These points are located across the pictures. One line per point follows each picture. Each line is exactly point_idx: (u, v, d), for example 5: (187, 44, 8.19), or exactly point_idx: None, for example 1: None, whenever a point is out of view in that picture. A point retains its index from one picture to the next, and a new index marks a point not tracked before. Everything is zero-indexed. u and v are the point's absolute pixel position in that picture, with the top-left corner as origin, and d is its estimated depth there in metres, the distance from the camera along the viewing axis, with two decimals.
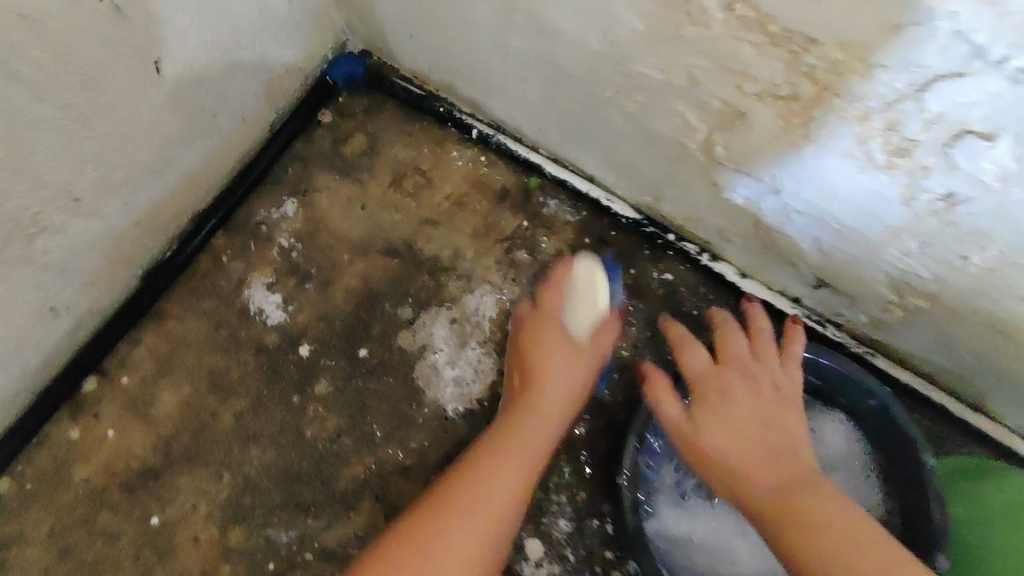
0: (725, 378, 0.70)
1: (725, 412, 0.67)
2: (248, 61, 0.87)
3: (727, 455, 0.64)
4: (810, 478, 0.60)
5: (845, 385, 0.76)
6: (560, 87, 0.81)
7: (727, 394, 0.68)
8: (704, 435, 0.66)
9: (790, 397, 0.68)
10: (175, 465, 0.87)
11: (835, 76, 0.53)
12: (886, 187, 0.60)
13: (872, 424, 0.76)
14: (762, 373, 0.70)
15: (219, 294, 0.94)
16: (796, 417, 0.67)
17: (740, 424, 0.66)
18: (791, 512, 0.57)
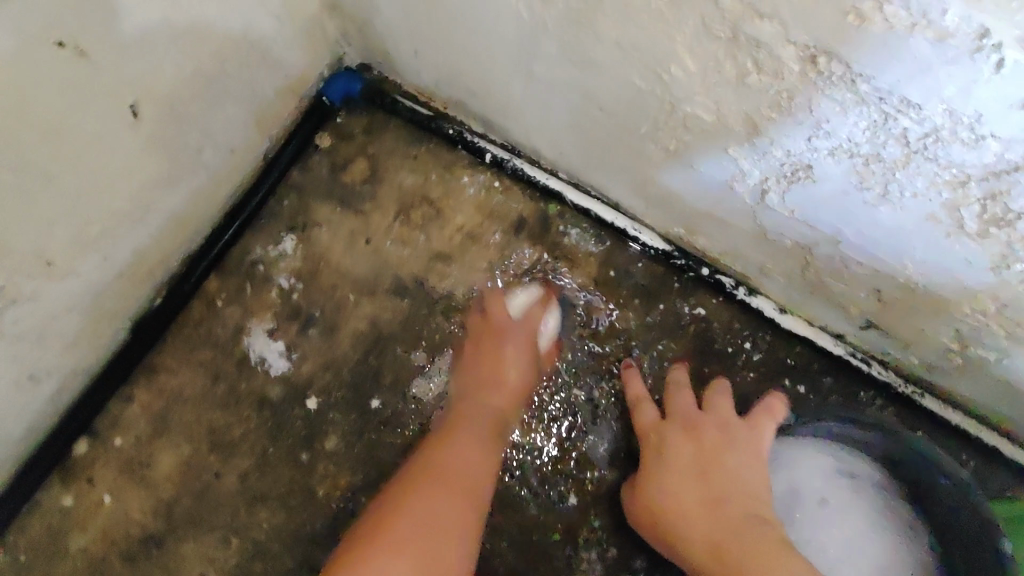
0: (666, 435, 0.77)
1: (658, 469, 0.74)
2: (235, 89, 0.77)
3: (670, 513, 0.70)
4: (741, 521, 0.65)
5: (911, 456, 0.70)
6: (588, 116, 0.73)
7: (665, 453, 0.75)
8: (652, 498, 0.73)
9: (731, 445, 0.73)
10: (177, 531, 0.81)
11: (933, 142, 0.46)
12: (974, 253, 0.53)
13: (942, 503, 0.69)
14: (705, 428, 0.76)
15: (216, 343, 0.87)
16: (735, 464, 0.71)
17: (676, 488, 0.72)
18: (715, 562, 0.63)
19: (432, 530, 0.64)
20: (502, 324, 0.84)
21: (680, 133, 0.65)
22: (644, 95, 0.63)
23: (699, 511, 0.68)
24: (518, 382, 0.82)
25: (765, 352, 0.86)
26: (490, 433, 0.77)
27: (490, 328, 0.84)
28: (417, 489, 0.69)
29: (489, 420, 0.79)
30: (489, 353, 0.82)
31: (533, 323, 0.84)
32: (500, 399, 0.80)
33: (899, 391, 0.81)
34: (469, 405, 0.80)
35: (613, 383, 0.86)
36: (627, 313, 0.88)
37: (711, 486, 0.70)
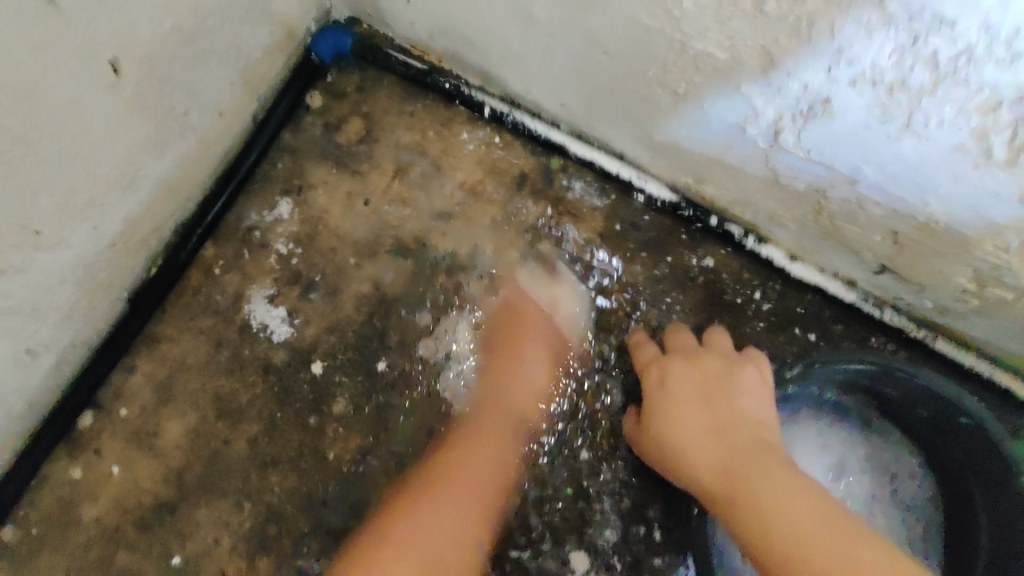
0: (666, 365, 0.75)
1: (662, 400, 0.71)
2: (219, 45, 0.74)
3: (677, 442, 0.68)
4: (760, 457, 0.62)
5: (931, 402, 0.69)
6: (592, 61, 0.70)
7: (665, 382, 0.73)
8: (661, 431, 0.70)
9: (736, 379, 0.71)
10: (189, 498, 0.80)
11: (965, 64, 0.44)
12: (1001, 185, 0.51)
13: (957, 437, 0.69)
14: (706, 359, 0.74)
15: (216, 310, 0.85)
16: (742, 397, 0.69)
17: (681, 415, 0.69)
18: (731, 488, 0.60)
19: (439, 527, 0.68)
20: (526, 309, 0.85)
21: (690, 72, 0.62)
22: (650, 33, 0.60)
23: (707, 442, 0.66)
24: (542, 319, 0.85)
25: (776, 301, 0.85)
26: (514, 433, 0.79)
27: (537, 320, 0.85)
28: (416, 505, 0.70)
29: (516, 418, 0.80)
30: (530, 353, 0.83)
31: (529, 304, 0.86)
32: (523, 395, 0.81)
33: (912, 336, 0.80)
34: (497, 397, 0.81)
35: (623, 337, 0.85)
36: (635, 267, 0.86)
37: (714, 417, 0.68)
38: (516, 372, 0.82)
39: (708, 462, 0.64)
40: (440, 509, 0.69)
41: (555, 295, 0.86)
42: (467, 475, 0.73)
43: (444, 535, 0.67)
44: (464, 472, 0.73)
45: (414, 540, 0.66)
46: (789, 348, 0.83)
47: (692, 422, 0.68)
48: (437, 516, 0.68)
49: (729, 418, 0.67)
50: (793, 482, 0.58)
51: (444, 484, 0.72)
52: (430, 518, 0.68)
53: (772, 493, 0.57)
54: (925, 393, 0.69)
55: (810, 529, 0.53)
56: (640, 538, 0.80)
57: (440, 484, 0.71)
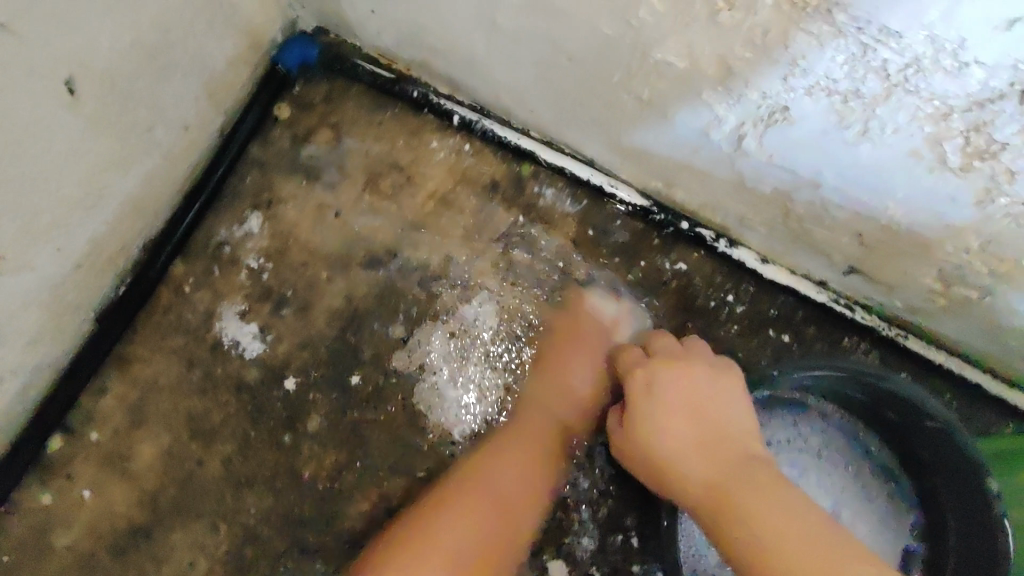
0: (652, 370, 0.72)
1: (648, 410, 0.68)
2: (181, 61, 0.73)
3: (669, 455, 0.65)
4: (752, 475, 0.61)
5: (897, 403, 0.69)
6: (557, 70, 0.70)
7: (653, 388, 0.70)
8: (647, 442, 0.67)
9: (725, 387, 0.69)
10: (165, 521, 0.79)
11: (915, 72, 0.44)
12: (957, 189, 0.51)
13: (922, 437, 0.70)
14: (692, 362, 0.72)
15: (187, 329, 0.84)
16: (730, 408, 0.67)
17: (670, 427, 0.66)
18: (724, 502, 0.59)
19: (455, 531, 0.69)
20: (584, 331, 0.82)
21: (652, 81, 0.62)
22: (612, 44, 0.60)
23: (696, 452, 0.64)
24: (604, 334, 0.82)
25: (748, 304, 0.85)
26: (555, 447, 0.78)
27: (583, 333, 0.82)
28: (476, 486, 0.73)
29: (550, 427, 0.78)
30: (574, 362, 0.80)
31: (590, 321, 0.83)
32: (582, 374, 0.80)
33: (883, 334, 0.81)
34: (548, 401, 0.79)
35: None
36: (608, 273, 0.86)
37: (704, 422, 0.66)
38: (563, 354, 0.81)
39: (698, 470, 0.63)
40: (484, 489, 0.72)
41: (530, 303, 0.86)
42: (517, 463, 0.75)
43: (458, 537, 0.68)
44: (507, 483, 0.73)
45: (448, 533, 0.68)
46: (761, 349, 0.84)
47: (681, 432, 0.66)
48: (467, 529, 0.69)
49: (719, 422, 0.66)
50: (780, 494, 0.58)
51: (485, 485, 0.72)
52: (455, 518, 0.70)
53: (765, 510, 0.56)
54: (893, 398, 0.69)
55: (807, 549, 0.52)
56: (618, 546, 0.80)
57: (484, 480, 0.73)
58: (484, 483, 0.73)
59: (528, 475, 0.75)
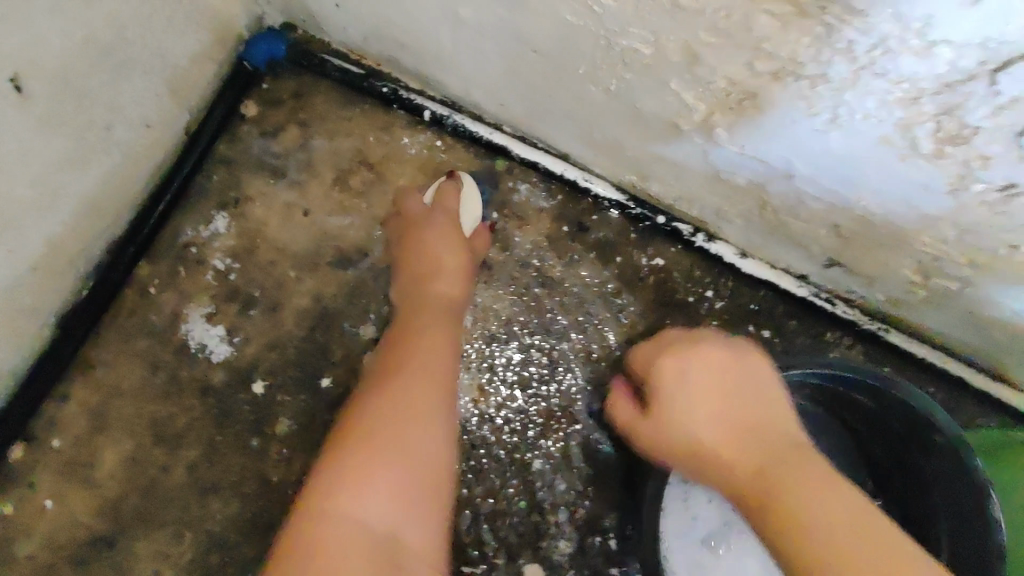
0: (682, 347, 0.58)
1: (674, 396, 0.55)
2: (140, 59, 0.71)
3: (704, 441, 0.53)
4: (800, 466, 0.48)
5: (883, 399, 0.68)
6: (524, 61, 0.67)
7: (681, 371, 0.56)
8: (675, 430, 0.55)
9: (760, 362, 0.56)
10: (128, 529, 0.77)
11: (881, 54, 0.42)
12: (930, 176, 0.50)
13: None
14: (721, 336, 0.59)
15: (152, 332, 0.82)
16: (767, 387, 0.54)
17: (696, 410, 0.54)
18: (766, 490, 0.47)
19: (387, 451, 0.59)
20: (422, 216, 0.81)
21: (620, 71, 0.60)
22: (576, 32, 0.58)
23: (737, 439, 0.51)
24: (447, 226, 0.80)
25: (728, 299, 0.83)
26: (445, 317, 0.75)
27: (423, 218, 0.81)
28: (387, 403, 0.64)
29: (441, 305, 0.76)
30: (439, 248, 0.78)
31: (449, 203, 0.81)
32: (445, 283, 0.77)
33: (865, 329, 0.79)
34: (416, 298, 0.77)
35: (575, 342, 0.83)
36: (584, 270, 0.84)
37: (749, 391, 0.54)
38: (427, 250, 0.79)
39: (746, 458, 0.50)
40: (405, 435, 0.60)
41: (504, 301, 0.84)
42: (422, 376, 0.67)
43: (392, 464, 0.58)
44: (416, 405, 0.64)
45: (378, 442, 0.59)
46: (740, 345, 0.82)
47: (712, 413, 0.53)
48: (404, 466, 0.58)
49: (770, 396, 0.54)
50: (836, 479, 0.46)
51: (414, 423, 0.62)
52: (384, 445, 0.59)
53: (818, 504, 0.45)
54: (881, 403, 0.65)
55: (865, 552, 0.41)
56: (597, 549, 0.78)
57: (410, 429, 0.61)
58: (410, 433, 0.61)
59: (437, 406, 0.65)
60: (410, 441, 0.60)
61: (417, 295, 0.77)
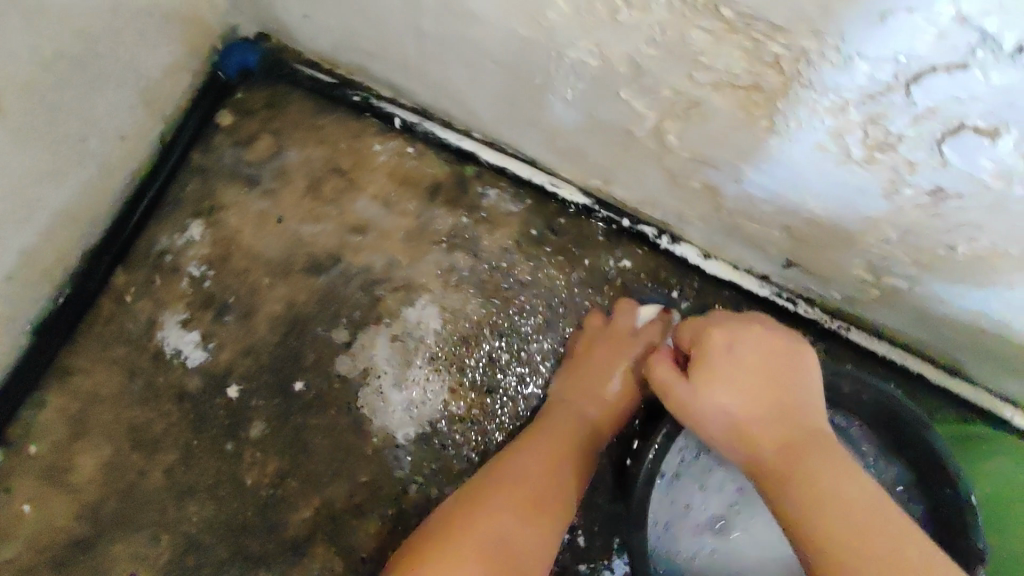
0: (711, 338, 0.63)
1: (717, 364, 0.61)
2: (114, 72, 0.72)
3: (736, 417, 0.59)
4: (813, 449, 0.55)
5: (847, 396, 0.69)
6: (485, 71, 0.69)
7: (730, 350, 0.62)
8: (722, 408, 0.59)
9: (784, 356, 0.61)
10: (109, 531, 0.79)
11: (806, 67, 0.44)
12: (866, 181, 0.52)
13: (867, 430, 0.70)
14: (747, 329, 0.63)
15: (128, 340, 0.83)
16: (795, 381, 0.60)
17: (729, 390, 0.59)
18: (778, 470, 0.55)
19: (491, 540, 0.61)
20: (630, 338, 0.79)
21: (574, 81, 0.62)
22: (530, 45, 0.60)
23: (765, 423, 0.58)
24: (625, 337, 0.80)
25: (693, 299, 0.85)
26: (579, 433, 0.73)
27: (625, 335, 0.80)
28: (484, 505, 0.64)
29: (582, 428, 0.74)
30: (599, 363, 0.78)
31: (625, 326, 0.80)
32: (595, 407, 0.76)
33: (826, 327, 0.81)
34: (563, 411, 0.76)
35: (542, 344, 0.85)
36: (552, 272, 0.86)
37: (770, 406, 0.58)
38: (591, 346, 0.80)
39: (767, 438, 0.57)
40: (500, 523, 0.62)
41: (473, 304, 0.85)
42: (551, 461, 0.70)
43: (485, 561, 0.59)
44: (517, 498, 0.65)
45: (485, 542, 0.60)
46: None
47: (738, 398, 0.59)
48: (496, 550, 0.60)
49: (792, 403, 0.58)
50: (842, 490, 0.51)
51: (529, 533, 0.63)
52: (487, 528, 0.62)
53: (816, 511, 0.50)
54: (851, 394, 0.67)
55: (858, 558, 0.47)
56: (564, 545, 0.80)
57: (528, 528, 0.63)
58: (481, 516, 0.62)
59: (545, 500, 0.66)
60: (523, 530, 0.63)
61: (557, 407, 0.77)
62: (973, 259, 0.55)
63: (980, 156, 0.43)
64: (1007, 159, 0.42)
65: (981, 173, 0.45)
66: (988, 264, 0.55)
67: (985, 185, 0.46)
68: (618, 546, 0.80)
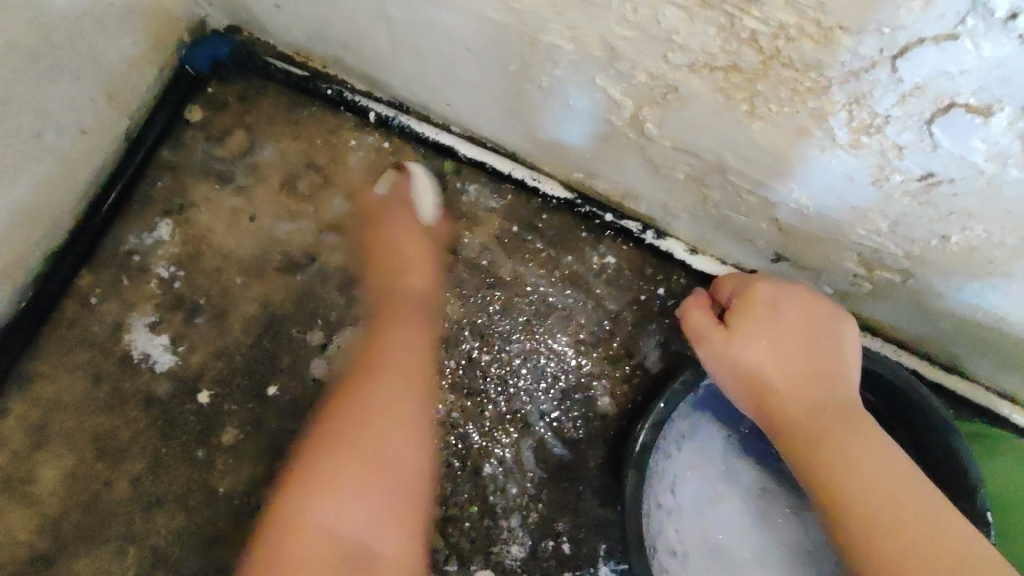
0: (755, 291, 0.57)
1: (756, 319, 0.55)
2: (71, 63, 0.69)
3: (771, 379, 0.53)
4: (848, 422, 0.51)
5: None
6: (459, 59, 0.67)
7: (771, 304, 0.56)
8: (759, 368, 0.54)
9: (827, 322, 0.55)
10: (71, 546, 0.75)
11: (785, 43, 0.41)
12: (852, 167, 0.49)
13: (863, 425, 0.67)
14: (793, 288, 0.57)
15: (93, 343, 0.81)
16: (837, 350, 0.54)
17: (766, 348, 0.54)
18: (809, 439, 0.50)
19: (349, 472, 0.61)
20: (380, 207, 0.82)
21: (548, 67, 0.59)
22: (499, 29, 0.57)
23: (803, 387, 0.53)
24: (404, 215, 0.81)
25: (680, 296, 0.82)
26: (413, 311, 0.75)
27: (379, 207, 0.82)
28: (327, 433, 0.65)
29: (408, 299, 0.77)
30: (410, 252, 0.79)
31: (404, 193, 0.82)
32: (411, 276, 0.78)
33: None
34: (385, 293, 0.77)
35: (524, 343, 0.82)
36: (535, 269, 0.83)
37: (807, 371, 0.53)
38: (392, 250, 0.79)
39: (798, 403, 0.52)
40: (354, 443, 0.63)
41: (453, 304, 0.82)
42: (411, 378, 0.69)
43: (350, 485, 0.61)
44: (393, 407, 0.66)
45: (339, 468, 0.62)
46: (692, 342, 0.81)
47: (774, 357, 0.54)
48: (361, 465, 0.62)
49: (832, 369, 0.53)
50: (868, 467, 0.47)
51: (397, 430, 0.65)
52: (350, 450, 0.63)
53: (844, 491, 0.47)
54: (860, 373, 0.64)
55: (890, 541, 0.44)
56: (550, 554, 0.77)
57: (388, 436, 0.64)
58: (348, 439, 0.63)
59: (415, 424, 0.66)
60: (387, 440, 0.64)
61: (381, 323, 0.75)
62: (968, 249, 0.52)
63: (971, 137, 0.41)
64: (1000, 140, 0.40)
65: (973, 156, 0.42)
66: (983, 255, 0.52)
67: (978, 169, 0.43)
68: (605, 553, 0.77)
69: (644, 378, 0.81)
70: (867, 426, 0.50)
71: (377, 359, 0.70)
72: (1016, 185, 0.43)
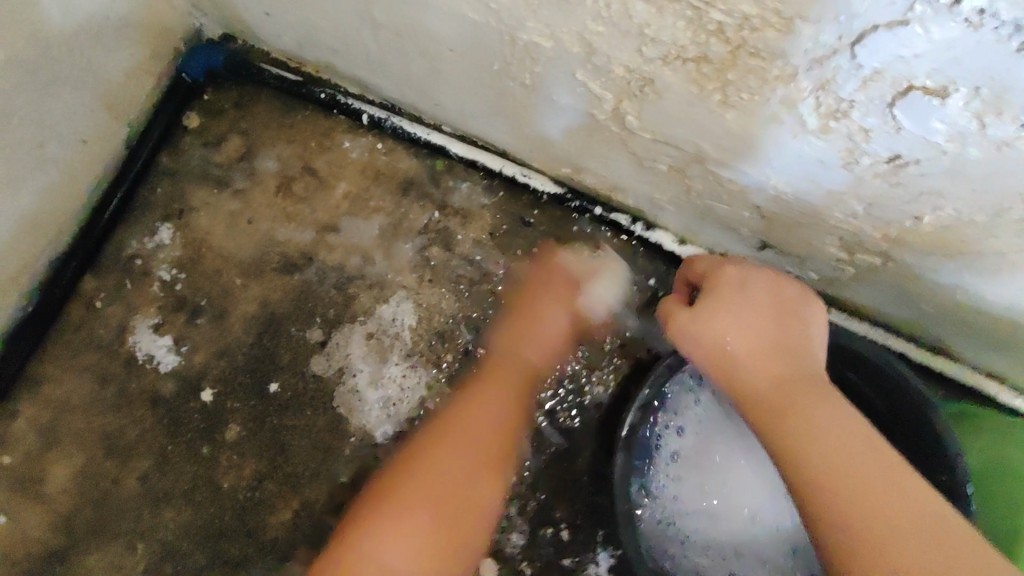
0: (725, 273, 0.59)
1: (727, 298, 0.57)
2: (69, 75, 0.72)
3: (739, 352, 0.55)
4: (812, 393, 0.52)
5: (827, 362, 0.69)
6: (445, 60, 0.69)
7: (740, 284, 0.58)
8: (727, 340, 0.56)
9: (791, 303, 0.58)
10: (83, 543, 0.78)
11: (749, 33, 0.43)
12: (823, 152, 0.51)
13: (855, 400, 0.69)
14: (757, 270, 0.60)
15: (99, 345, 0.83)
16: (803, 327, 0.56)
17: (734, 324, 0.56)
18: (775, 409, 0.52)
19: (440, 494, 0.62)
20: (551, 278, 0.76)
21: (530, 65, 0.61)
22: (481, 29, 0.59)
23: (770, 360, 0.54)
24: (553, 280, 0.76)
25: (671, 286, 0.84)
26: (523, 383, 0.72)
27: (543, 276, 0.77)
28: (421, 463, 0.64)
29: (522, 373, 0.72)
30: (541, 309, 0.74)
31: (562, 268, 0.77)
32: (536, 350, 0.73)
33: None
34: (504, 356, 0.73)
35: None
36: (527, 263, 0.85)
37: (775, 346, 0.55)
38: (532, 292, 0.76)
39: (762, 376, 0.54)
40: (439, 475, 0.63)
41: (448, 299, 0.84)
42: (478, 431, 0.67)
43: (418, 523, 0.60)
44: (472, 461, 0.65)
45: (420, 500, 0.61)
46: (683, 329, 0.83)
47: (745, 331, 0.55)
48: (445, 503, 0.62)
49: (798, 345, 0.55)
50: (840, 439, 0.49)
51: (476, 457, 0.65)
52: (430, 476, 0.63)
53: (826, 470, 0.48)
54: (844, 354, 0.66)
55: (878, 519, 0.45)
56: (550, 540, 0.79)
57: (461, 478, 0.64)
58: (437, 470, 0.63)
59: (495, 444, 0.67)
60: (472, 461, 0.65)
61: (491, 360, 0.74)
62: (939, 228, 0.54)
63: (930, 117, 0.42)
64: (958, 120, 0.41)
65: (934, 137, 0.44)
66: (954, 234, 0.54)
67: (940, 149, 0.44)
68: (603, 539, 0.79)
69: (637, 366, 0.82)
70: (838, 400, 0.52)
71: (458, 419, 0.68)
72: (976, 164, 0.44)
